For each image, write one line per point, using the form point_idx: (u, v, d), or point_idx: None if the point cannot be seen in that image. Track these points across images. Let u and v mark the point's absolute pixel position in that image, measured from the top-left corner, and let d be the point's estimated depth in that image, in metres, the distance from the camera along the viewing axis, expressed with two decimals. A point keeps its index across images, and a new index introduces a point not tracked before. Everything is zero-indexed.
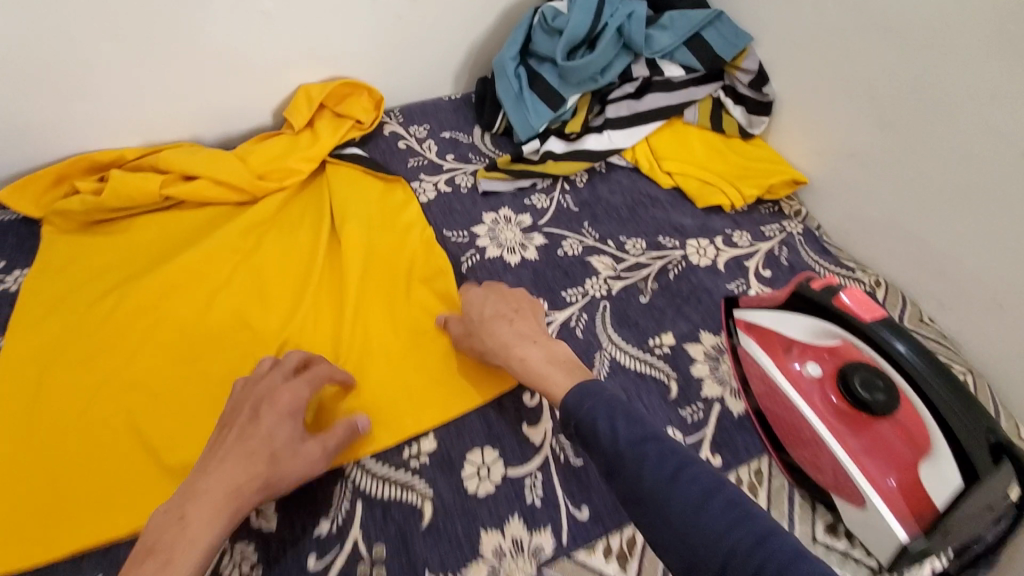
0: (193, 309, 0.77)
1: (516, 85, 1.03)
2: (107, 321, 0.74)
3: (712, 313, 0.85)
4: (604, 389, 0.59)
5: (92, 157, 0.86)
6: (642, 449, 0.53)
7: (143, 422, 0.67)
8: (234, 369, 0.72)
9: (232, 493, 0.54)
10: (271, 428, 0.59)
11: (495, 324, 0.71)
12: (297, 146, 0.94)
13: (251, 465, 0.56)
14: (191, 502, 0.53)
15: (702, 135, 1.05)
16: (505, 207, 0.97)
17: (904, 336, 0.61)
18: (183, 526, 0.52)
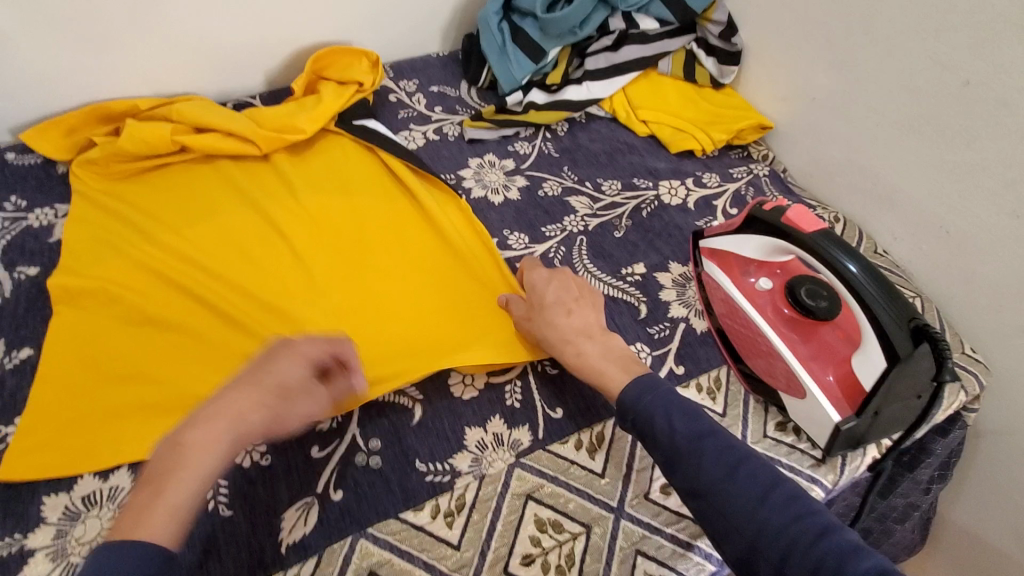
0: (214, 251, 0.82)
1: (499, 39, 1.08)
2: (134, 259, 0.80)
3: (681, 246, 0.91)
4: (661, 384, 0.62)
5: (106, 107, 0.93)
6: (699, 446, 0.56)
7: (163, 349, 0.72)
8: (248, 303, 0.77)
9: (236, 422, 0.51)
10: (282, 365, 0.56)
11: (557, 315, 0.72)
12: (298, 108, 0.98)
13: (260, 399, 0.53)
14: (190, 434, 0.49)
15: (676, 86, 1.11)
16: (490, 153, 1.03)
17: (841, 244, 0.68)
18: (180, 459, 0.48)
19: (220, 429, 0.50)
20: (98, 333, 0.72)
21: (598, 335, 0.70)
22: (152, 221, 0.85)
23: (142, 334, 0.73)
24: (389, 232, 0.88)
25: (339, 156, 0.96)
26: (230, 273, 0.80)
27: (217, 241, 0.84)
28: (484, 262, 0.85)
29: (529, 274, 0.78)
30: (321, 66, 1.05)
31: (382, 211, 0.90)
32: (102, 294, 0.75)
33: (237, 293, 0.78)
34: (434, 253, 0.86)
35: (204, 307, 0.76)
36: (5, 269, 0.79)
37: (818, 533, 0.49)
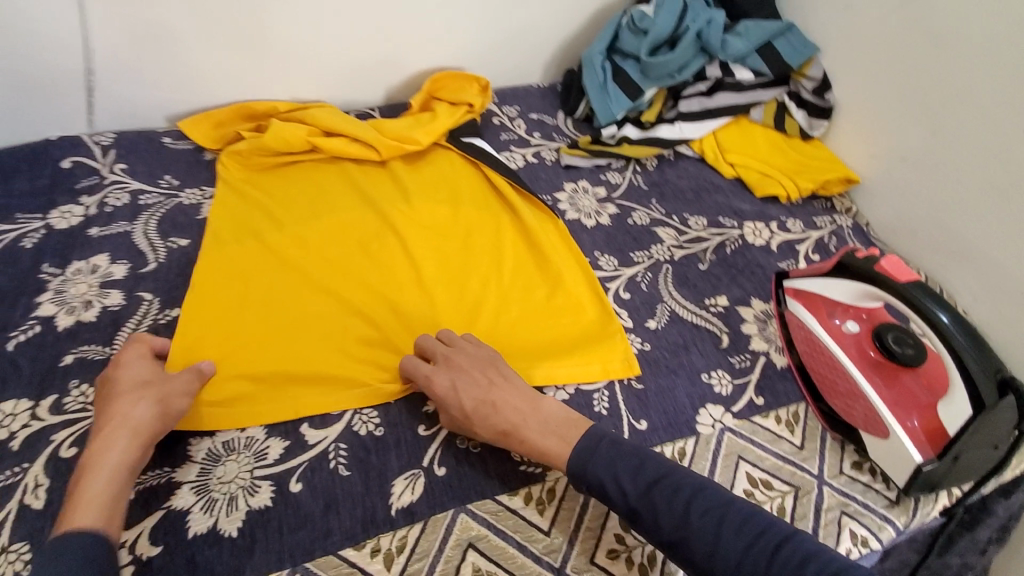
0: (337, 241, 0.92)
1: (601, 76, 1.17)
2: (272, 241, 0.89)
3: (763, 284, 0.96)
4: (601, 443, 0.65)
5: (253, 108, 1.05)
6: (649, 498, 0.61)
7: (291, 329, 0.79)
8: (365, 295, 0.85)
9: (119, 425, 0.62)
10: (129, 373, 0.67)
11: (478, 420, 0.67)
12: (418, 125, 1.07)
13: (136, 396, 0.65)
14: (93, 449, 0.61)
15: (767, 134, 1.16)
16: (583, 179, 1.11)
17: (933, 296, 0.72)
18: (89, 468, 0.59)
19: (119, 431, 0.62)
20: (242, 301, 0.82)
21: (532, 409, 0.68)
22: (285, 210, 0.95)
23: (278, 306, 0.82)
24: (490, 243, 0.95)
25: (445, 171, 1.05)
26: (351, 262, 0.89)
27: (341, 233, 0.93)
28: (577, 279, 0.91)
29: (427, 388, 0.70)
30: (435, 90, 1.14)
31: (485, 221, 0.98)
32: (245, 270, 0.85)
33: (359, 280, 0.86)
34: (529, 269, 0.93)
35: (329, 289, 0.84)
36: (160, 238, 0.89)
37: (778, 544, 0.56)
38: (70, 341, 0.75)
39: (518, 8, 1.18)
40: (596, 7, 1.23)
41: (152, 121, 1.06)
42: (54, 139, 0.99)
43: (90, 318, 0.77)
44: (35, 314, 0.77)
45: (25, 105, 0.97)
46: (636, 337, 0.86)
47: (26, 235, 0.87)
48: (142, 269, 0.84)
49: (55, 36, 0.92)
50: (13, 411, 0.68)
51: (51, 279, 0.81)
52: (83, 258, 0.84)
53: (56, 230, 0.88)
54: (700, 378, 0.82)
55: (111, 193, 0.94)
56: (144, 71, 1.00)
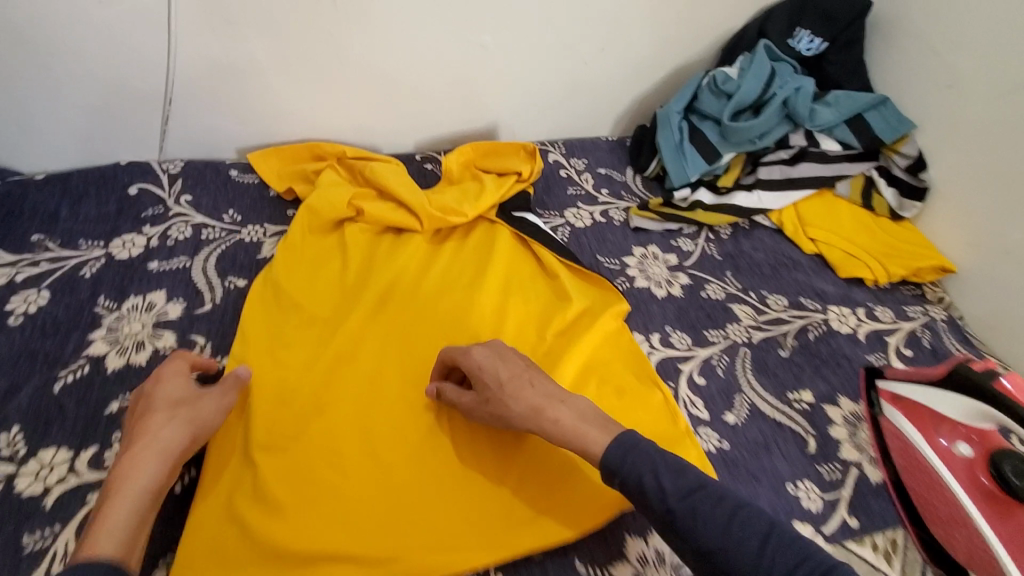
0: (377, 327, 0.82)
1: (677, 136, 1.11)
2: (307, 325, 0.81)
3: (850, 379, 0.88)
4: (640, 440, 0.61)
5: (322, 148, 1.04)
6: (691, 501, 0.55)
7: (334, 444, 0.69)
8: (414, 403, 0.74)
9: (149, 444, 0.59)
10: (166, 391, 0.64)
11: (512, 391, 0.67)
12: (465, 195, 1.00)
13: (168, 415, 0.61)
14: (121, 468, 0.56)
15: (853, 211, 1.08)
16: (653, 244, 1.05)
17: None
18: (112, 493, 0.55)
19: (144, 455, 0.58)
20: (268, 396, 0.73)
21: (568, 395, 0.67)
22: (323, 288, 0.86)
23: (306, 404, 0.72)
24: (541, 335, 0.86)
25: (497, 243, 0.96)
26: (391, 353, 0.79)
27: (381, 316, 0.84)
28: (639, 388, 0.80)
29: (466, 358, 0.71)
30: (481, 155, 1.09)
31: (544, 309, 0.89)
32: (274, 357, 0.77)
33: (398, 373, 0.77)
34: (597, 367, 0.83)
35: (364, 386, 0.75)
36: (219, 277, 0.86)
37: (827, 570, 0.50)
38: (119, 386, 0.72)
39: (597, 60, 1.13)
40: (677, 64, 1.18)
41: (221, 152, 1.06)
42: (123, 164, 0.98)
43: (140, 362, 0.74)
44: (86, 352, 0.74)
45: (100, 130, 0.97)
46: (713, 433, 0.78)
47: (87, 264, 0.85)
48: (197, 309, 0.81)
49: (138, 66, 0.91)
50: (51, 461, 0.64)
51: (105, 315, 0.79)
52: (139, 293, 0.81)
53: (116, 260, 0.86)
54: (785, 488, 0.73)
55: (173, 224, 0.92)
56: (218, 102, 0.99)
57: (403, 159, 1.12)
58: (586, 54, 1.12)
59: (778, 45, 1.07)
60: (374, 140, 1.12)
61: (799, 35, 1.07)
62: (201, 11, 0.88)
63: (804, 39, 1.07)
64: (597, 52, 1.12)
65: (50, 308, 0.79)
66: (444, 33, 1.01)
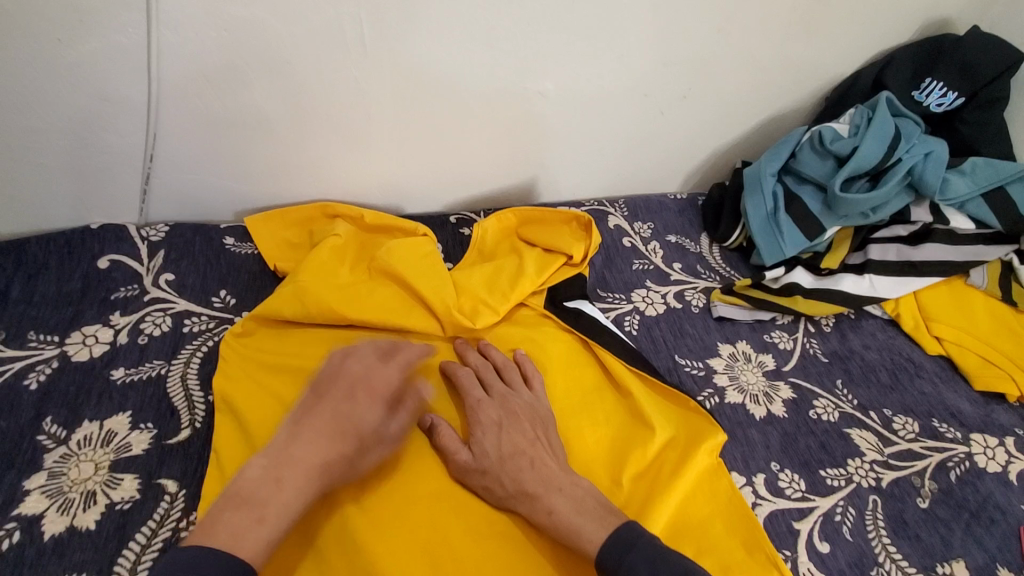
0: (394, 475, 0.62)
1: (769, 205, 0.92)
2: None
3: (1009, 543, 0.68)
4: (644, 537, 0.53)
5: (337, 209, 0.85)
6: None
7: None
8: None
9: (320, 471, 0.55)
10: (365, 414, 0.60)
11: (509, 468, 0.60)
12: (498, 278, 0.80)
13: (348, 449, 0.58)
14: (290, 471, 0.53)
15: (989, 305, 0.88)
16: (743, 340, 0.85)
17: None
18: (275, 500, 0.51)
19: (307, 469, 0.54)
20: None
21: (567, 479, 0.60)
22: None
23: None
24: (615, 479, 0.66)
25: (548, 344, 0.77)
26: (406, 528, 0.59)
27: (393, 466, 0.63)
28: (747, 566, 0.61)
29: (473, 411, 0.65)
30: (523, 224, 0.90)
31: (617, 440, 0.70)
32: None
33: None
34: (690, 528, 0.63)
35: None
36: (200, 390, 0.67)
37: None
38: (57, 560, 0.53)
39: (675, 109, 0.95)
40: (765, 114, 1.00)
41: (217, 214, 0.87)
42: (93, 228, 0.79)
43: (88, 524, 0.55)
44: (16, 512, 0.55)
45: (69, 190, 0.79)
46: None
47: (34, 370, 0.66)
48: (170, 439, 0.62)
49: (117, 113, 0.73)
50: None
51: (50, 447, 0.60)
52: (97, 416, 0.63)
53: (73, 364, 0.67)
54: None
55: (149, 314, 0.73)
56: (218, 159, 0.81)
57: (434, 222, 0.93)
58: (662, 102, 0.94)
59: (900, 96, 0.92)
60: (405, 199, 0.94)
61: (927, 87, 0.91)
62: (201, 55, 0.71)
63: (934, 91, 0.91)
64: (677, 101, 0.94)
65: None
66: (499, 78, 0.83)
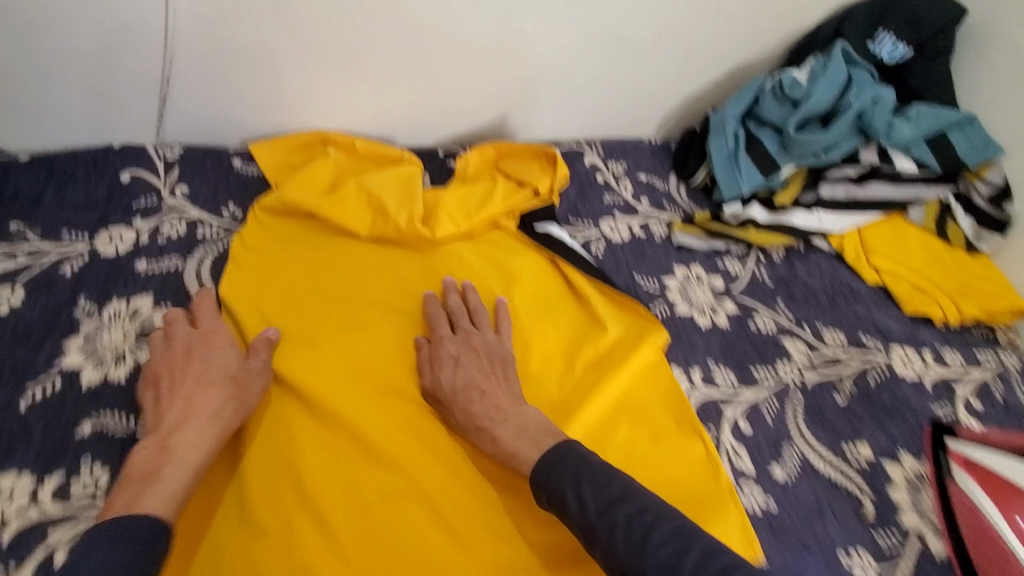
0: (379, 353, 0.74)
1: (731, 145, 1.00)
2: (298, 352, 0.72)
3: (914, 433, 0.78)
4: (571, 454, 0.60)
5: (333, 138, 0.94)
6: (610, 516, 0.54)
7: (317, 482, 0.63)
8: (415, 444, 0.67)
9: (211, 415, 0.61)
10: (207, 360, 0.65)
11: (461, 400, 0.67)
12: (473, 202, 0.90)
13: (222, 392, 0.63)
14: (176, 434, 0.58)
15: (924, 239, 0.97)
16: (697, 264, 0.94)
17: None
18: (171, 458, 0.57)
19: (195, 423, 0.60)
20: (262, 495, 0.63)
21: (512, 410, 0.66)
22: (318, 308, 0.78)
23: (306, 505, 0.62)
24: (569, 367, 0.77)
25: (521, 258, 0.87)
26: (385, 393, 0.71)
27: (379, 346, 0.74)
28: (675, 435, 0.72)
29: (436, 350, 0.72)
30: (502, 158, 0.98)
31: (574, 336, 0.80)
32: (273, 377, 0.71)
33: (407, 452, 0.66)
34: (631, 408, 0.74)
35: (370, 472, 0.65)
36: (214, 284, 0.78)
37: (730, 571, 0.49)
38: (94, 404, 0.64)
39: (647, 55, 1.03)
40: (733, 64, 1.07)
41: (225, 139, 0.96)
42: (115, 146, 0.88)
43: (119, 377, 0.66)
44: (59, 365, 0.66)
45: (95, 108, 0.88)
46: (758, 490, 0.70)
47: (68, 260, 0.76)
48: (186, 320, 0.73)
49: (136, 39, 0.82)
50: (12, 489, 0.57)
51: (85, 320, 0.70)
52: (125, 296, 0.73)
53: (101, 257, 0.77)
54: (838, 560, 0.66)
55: (167, 219, 0.83)
56: (226, 85, 0.90)
57: (424, 154, 1.02)
58: (635, 47, 1.01)
59: (857, 46, 0.98)
60: (396, 132, 1.02)
61: (881, 38, 0.97)
62: None
63: (886, 44, 0.98)
64: (649, 46, 1.02)
65: (24, 310, 0.70)
66: (481, 16, 0.91)
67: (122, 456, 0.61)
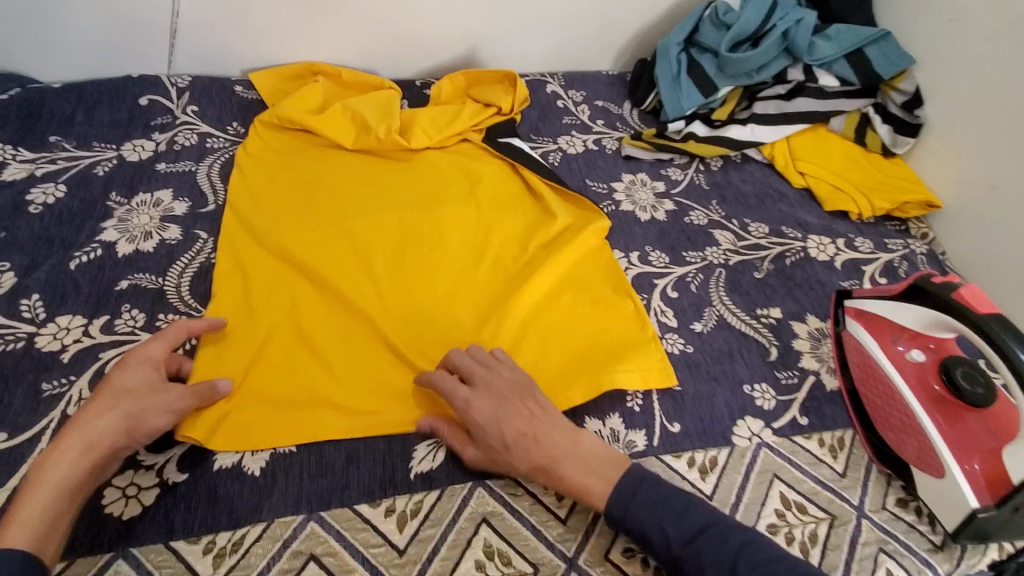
0: (360, 237, 0.88)
1: (675, 68, 1.12)
2: (293, 237, 0.86)
3: (821, 301, 0.92)
4: (642, 485, 0.63)
5: (319, 67, 1.07)
6: (695, 546, 0.59)
7: (312, 333, 0.77)
8: (392, 305, 0.81)
9: (86, 431, 0.59)
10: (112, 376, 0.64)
11: (518, 453, 0.64)
12: (443, 119, 1.03)
13: (107, 407, 0.61)
14: (48, 452, 0.58)
15: (845, 145, 1.10)
16: (643, 172, 1.07)
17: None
18: (36, 479, 0.56)
19: (72, 438, 0.59)
20: (267, 337, 0.76)
21: (570, 444, 0.66)
22: (307, 202, 0.91)
23: (308, 347, 0.76)
24: (524, 248, 0.90)
25: (484, 164, 1.00)
26: (366, 267, 0.84)
27: (362, 232, 0.88)
28: (611, 297, 0.86)
29: (467, 414, 0.67)
30: (471, 85, 1.11)
31: (527, 225, 0.93)
32: (269, 253, 0.84)
33: (386, 310, 0.80)
34: (575, 279, 0.88)
35: (355, 324, 0.79)
36: (221, 182, 0.92)
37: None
38: (129, 268, 0.79)
39: None
40: None
41: (227, 71, 1.10)
42: (134, 76, 1.02)
43: (148, 248, 0.81)
44: (98, 239, 0.81)
45: (115, 39, 1.01)
46: (679, 339, 0.84)
47: (99, 164, 0.90)
48: (201, 209, 0.88)
49: None
50: (67, 325, 0.73)
51: (116, 208, 0.85)
52: (149, 191, 0.88)
53: (127, 162, 0.91)
54: (741, 389, 0.80)
55: (180, 133, 0.97)
56: (228, 19, 1.03)
57: (403, 84, 1.15)
58: None
59: None
60: (378, 63, 1.15)
61: None
62: None
63: None
64: None
65: (67, 200, 0.85)
66: None
67: (153, 304, 0.76)
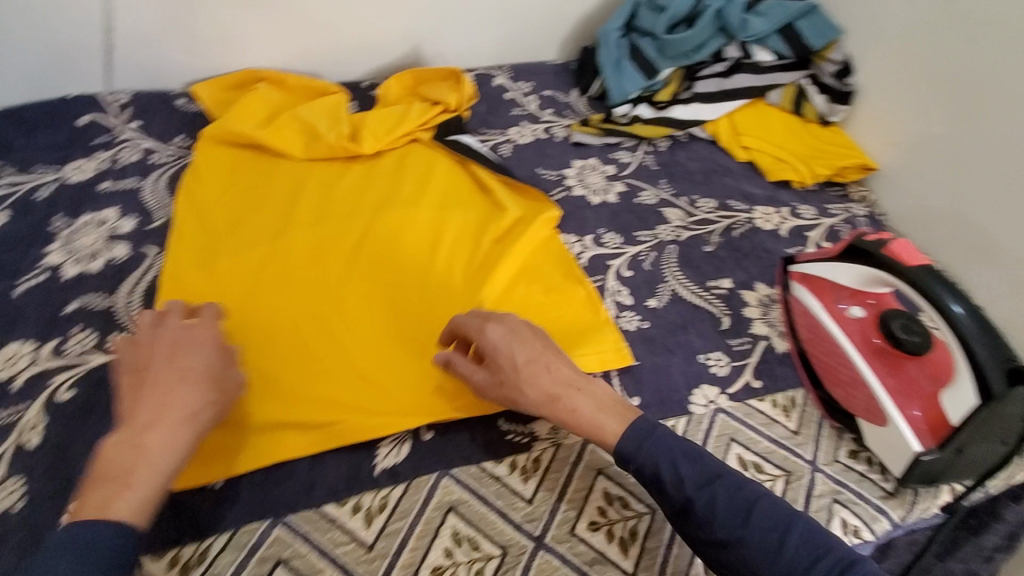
0: (311, 249, 0.87)
1: (616, 54, 1.14)
2: (242, 254, 0.85)
3: (768, 268, 0.95)
4: (658, 429, 0.63)
5: (263, 75, 1.07)
6: (710, 490, 0.60)
7: (266, 347, 0.76)
8: (347, 312, 0.81)
9: (189, 416, 0.58)
10: (195, 358, 0.61)
11: (527, 375, 0.66)
12: (388, 120, 1.03)
13: (201, 390, 0.60)
14: (151, 434, 0.55)
15: (784, 117, 1.13)
16: (593, 157, 1.09)
17: (958, 296, 0.68)
18: (145, 462, 0.54)
19: (171, 421, 0.56)
20: None
21: (584, 381, 0.67)
22: (256, 217, 0.90)
23: (262, 361, 0.75)
24: (478, 243, 0.91)
25: (433, 164, 1.01)
26: (319, 277, 0.84)
27: (313, 243, 0.88)
28: (564, 284, 0.88)
29: (481, 336, 0.68)
30: (419, 83, 1.12)
31: (480, 221, 0.94)
32: (218, 272, 0.83)
33: (341, 318, 0.80)
34: (529, 270, 0.89)
35: (310, 333, 0.78)
36: (168, 197, 0.91)
37: (789, 536, 0.58)
38: (77, 290, 0.78)
39: None
40: None
41: (167, 85, 1.08)
42: (70, 97, 1.00)
43: (95, 268, 0.80)
44: (43, 264, 0.80)
45: (47, 61, 0.99)
46: (635, 316, 0.87)
47: (40, 187, 0.89)
48: (148, 226, 0.87)
49: None
50: (16, 352, 0.71)
51: (60, 231, 0.84)
52: (93, 211, 0.87)
53: (68, 183, 0.90)
54: (696, 358, 0.83)
55: (122, 150, 0.96)
56: (165, 33, 1.02)
57: (349, 86, 1.15)
58: None
59: None
60: (322, 67, 1.15)
61: None
62: None
63: None
64: None
65: (8, 226, 0.83)
66: None
67: (104, 324, 0.75)
